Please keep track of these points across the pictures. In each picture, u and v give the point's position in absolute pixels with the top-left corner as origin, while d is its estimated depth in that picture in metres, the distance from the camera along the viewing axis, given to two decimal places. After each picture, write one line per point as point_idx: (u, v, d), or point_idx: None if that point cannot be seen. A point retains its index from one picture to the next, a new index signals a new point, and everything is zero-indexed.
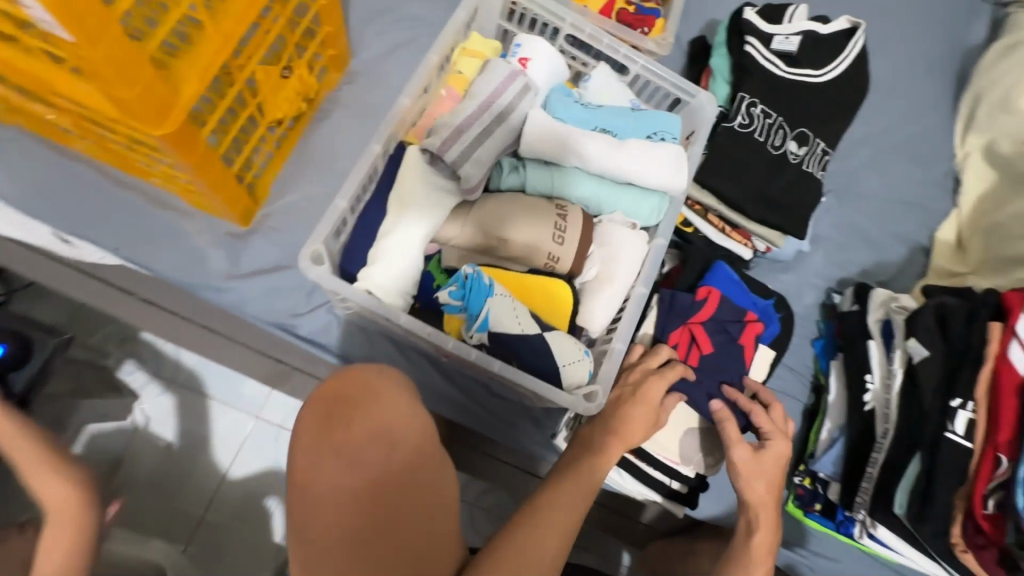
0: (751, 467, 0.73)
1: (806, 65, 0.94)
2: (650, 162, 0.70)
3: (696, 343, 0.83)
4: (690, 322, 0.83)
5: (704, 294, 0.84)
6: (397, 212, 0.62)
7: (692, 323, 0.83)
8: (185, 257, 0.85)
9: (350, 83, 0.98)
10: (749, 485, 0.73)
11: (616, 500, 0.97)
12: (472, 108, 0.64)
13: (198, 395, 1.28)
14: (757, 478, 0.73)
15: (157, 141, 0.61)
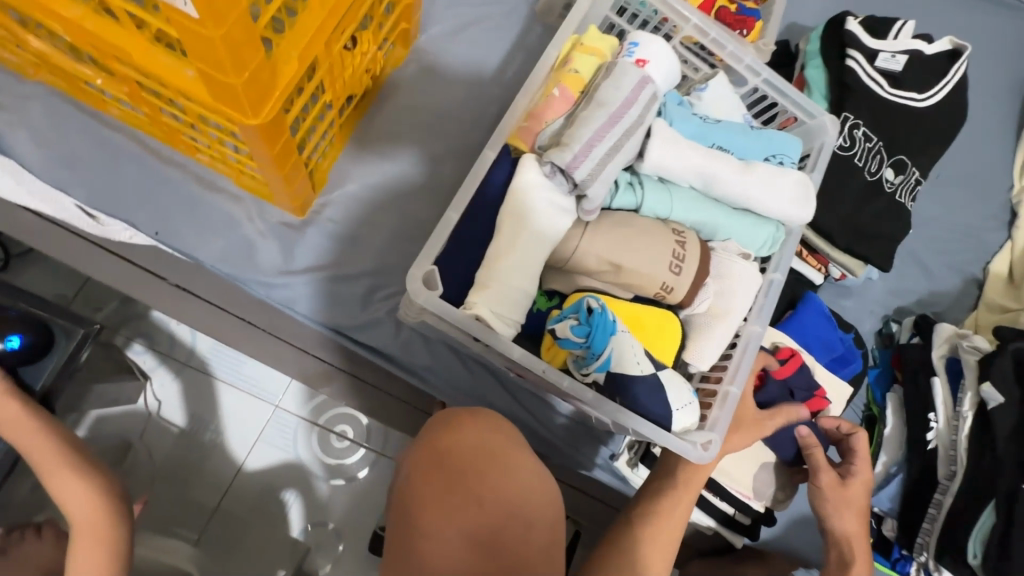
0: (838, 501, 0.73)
1: (909, 87, 0.88)
2: (775, 190, 0.64)
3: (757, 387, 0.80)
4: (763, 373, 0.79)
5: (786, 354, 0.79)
6: (514, 232, 0.55)
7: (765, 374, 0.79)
8: (235, 247, 0.77)
9: (416, 62, 0.89)
10: (839, 519, 0.73)
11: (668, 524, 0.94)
12: (603, 119, 0.56)
13: (214, 380, 1.20)
14: (848, 512, 0.73)
15: (244, 130, 0.53)
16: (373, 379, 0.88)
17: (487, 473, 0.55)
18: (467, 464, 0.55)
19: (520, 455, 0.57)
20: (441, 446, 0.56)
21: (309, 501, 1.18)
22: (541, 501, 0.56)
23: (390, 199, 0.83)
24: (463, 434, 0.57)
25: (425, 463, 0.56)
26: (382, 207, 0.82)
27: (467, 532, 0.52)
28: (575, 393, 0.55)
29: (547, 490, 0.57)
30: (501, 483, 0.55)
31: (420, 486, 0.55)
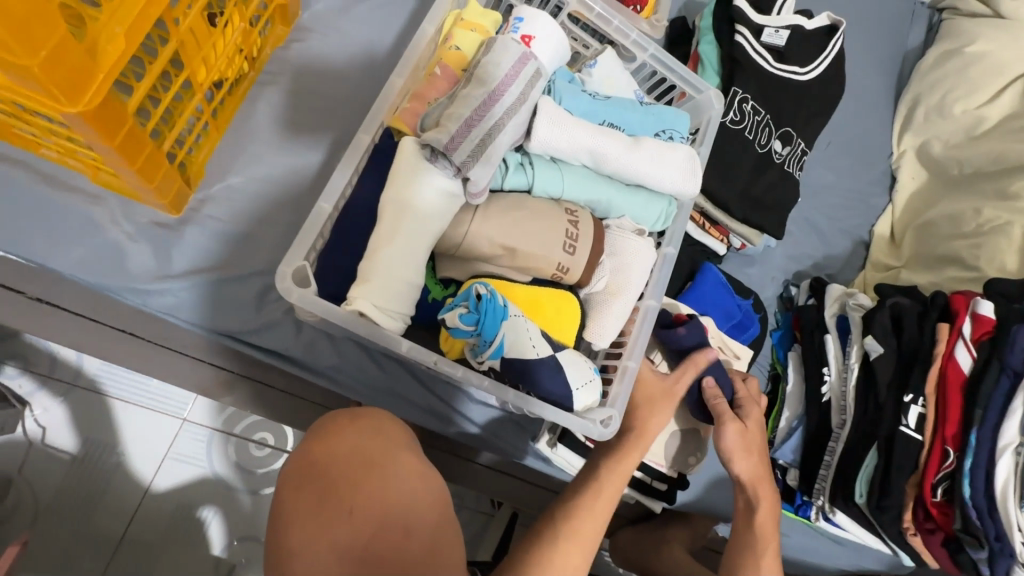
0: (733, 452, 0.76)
1: (793, 61, 0.92)
2: (664, 164, 0.65)
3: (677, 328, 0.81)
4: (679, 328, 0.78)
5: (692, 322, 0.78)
6: (396, 219, 0.52)
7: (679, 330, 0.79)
8: (97, 253, 0.69)
9: (300, 41, 0.82)
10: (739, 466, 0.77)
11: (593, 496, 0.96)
12: (481, 97, 0.54)
13: (108, 400, 1.09)
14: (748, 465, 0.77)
15: (68, 119, 0.47)
16: (282, 383, 0.84)
17: (361, 480, 0.51)
18: (341, 474, 0.52)
19: (402, 458, 0.54)
20: (314, 456, 0.53)
21: (231, 515, 1.12)
22: (421, 507, 0.52)
23: (279, 191, 0.77)
24: (340, 442, 0.54)
25: (297, 477, 0.53)
26: (272, 200, 0.77)
27: (336, 544, 0.49)
28: (470, 383, 0.54)
29: (426, 494, 0.53)
30: (376, 491, 0.51)
31: (292, 501, 0.52)
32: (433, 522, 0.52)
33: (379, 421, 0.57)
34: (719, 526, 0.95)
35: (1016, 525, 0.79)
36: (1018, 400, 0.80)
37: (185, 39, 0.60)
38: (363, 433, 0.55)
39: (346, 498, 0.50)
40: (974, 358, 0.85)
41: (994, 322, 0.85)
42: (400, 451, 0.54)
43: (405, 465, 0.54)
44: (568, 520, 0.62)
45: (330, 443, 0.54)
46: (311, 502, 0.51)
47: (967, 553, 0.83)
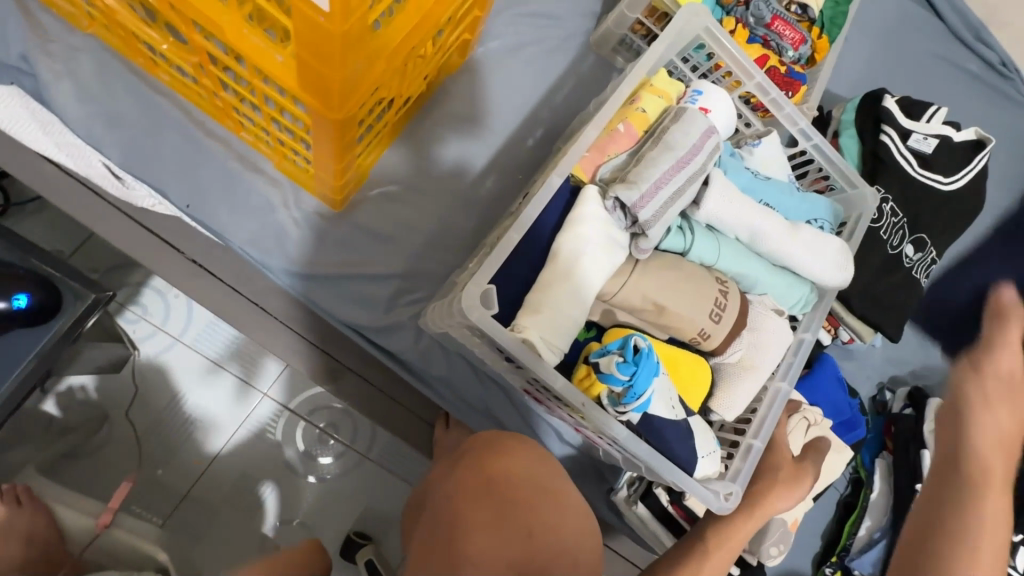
0: (975, 477, 0.71)
1: (938, 170, 0.92)
2: (816, 251, 0.66)
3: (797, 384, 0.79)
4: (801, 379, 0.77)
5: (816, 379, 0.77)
6: (572, 262, 0.55)
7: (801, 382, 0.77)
8: (266, 231, 0.75)
9: (470, 73, 0.89)
10: (990, 509, 0.68)
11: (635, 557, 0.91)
12: (670, 163, 0.57)
13: (202, 360, 1.15)
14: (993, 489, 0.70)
15: (318, 121, 0.52)
16: (382, 381, 0.87)
17: (536, 506, 0.58)
18: (518, 492, 0.59)
19: (564, 491, 0.62)
20: (490, 473, 0.59)
21: (286, 494, 1.15)
22: (579, 538, 0.59)
23: (427, 204, 0.82)
24: (514, 462, 0.61)
25: (473, 490, 0.59)
26: (419, 211, 0.82)
27: (513, 561, 0.54)
28: (607, 430, 0.54)
29: (583, 529, 0.60)
30: (549, 515, 0.58)
31: (469, 511, 0.57)
32: (586, 555, 0.59)
33: (542, 452, 0.64)
34: None
35: None
36: None
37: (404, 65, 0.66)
38: (532, 460, 0.62)
39: (523, 519, 0.57)
40: None
41: None
42: (561, 485, 0.62)
43: (565, 496, 0.61)
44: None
45: (503, 461, 0.61)
46: (488, 511, 0.57)
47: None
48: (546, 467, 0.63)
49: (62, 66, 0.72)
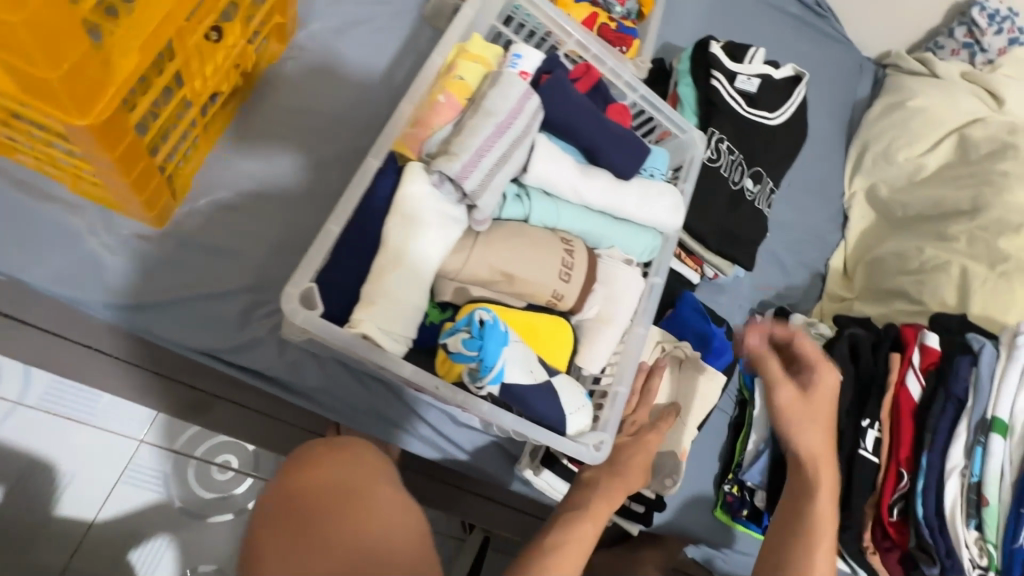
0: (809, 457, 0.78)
1: (763, 107, 1.00)
2: (649, 199, 0.69)
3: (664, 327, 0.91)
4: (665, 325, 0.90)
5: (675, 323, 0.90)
6: (401, 246, 0.53)
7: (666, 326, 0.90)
8: (72, 265, 0.66)
9: (295, 59, 0.82)
10: (809, 438, 0.78)
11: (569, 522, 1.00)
12: (489, 129, 0.56)
13: (55, 419, 1.01)
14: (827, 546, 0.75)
15: (72, 131, 0.46)
16: (259, 403, 0.81)
17: (345, 509, 0.50)
18: (325, 505, 0.51)
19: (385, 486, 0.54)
20: (292, 488, 0.52)
21: (186, 544, 1.05)
22: (406, 534, 0.51)
23: (267, 207, 0.76)
24: (325, 472, 0.54)
25: (274, 512, 0.51)
26: (259, 216, 0.75)
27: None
28: (467, 407, 0.54)
29: (413, 521, 0.52)
30: (362, 520, 0.50)
31: (266, 537, 0.50)
32: (416, 548, 0.50)
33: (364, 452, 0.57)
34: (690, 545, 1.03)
35: (963, 543, 0.82)
36: (964, 425, 0.85)
37: (188, 57, 0.59)
38: (351, 464, 0.55)
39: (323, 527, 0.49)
40: (924, 385, 0.90)
41: (939, 352, 0.90)
42: (384, 486, 0.54)
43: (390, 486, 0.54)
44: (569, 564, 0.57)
45: (316, 471, 0.54)
46: (291, 532, 0.49)
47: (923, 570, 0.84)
48: (372, 466, 0.56)
49: None
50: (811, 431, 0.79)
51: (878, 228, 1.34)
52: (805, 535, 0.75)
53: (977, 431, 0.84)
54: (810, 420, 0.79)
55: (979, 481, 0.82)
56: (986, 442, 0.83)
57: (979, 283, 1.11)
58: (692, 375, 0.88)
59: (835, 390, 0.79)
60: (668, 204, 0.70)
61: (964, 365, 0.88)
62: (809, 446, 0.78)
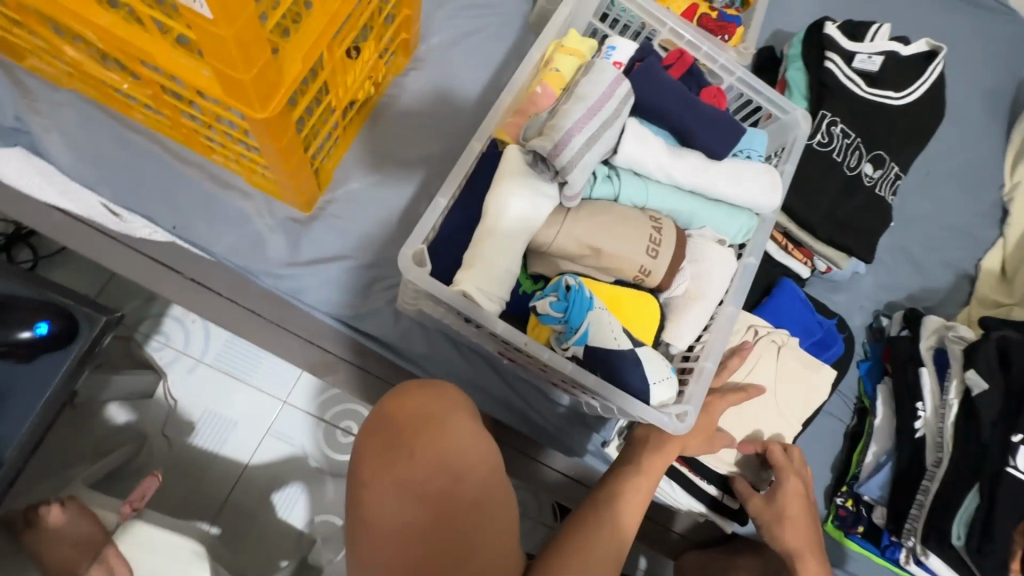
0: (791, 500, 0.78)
1: (886, 86, 0.92)
2: (741, 179, 0.69)
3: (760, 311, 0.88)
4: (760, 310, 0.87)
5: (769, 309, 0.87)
6: (496, 216, 0.60)
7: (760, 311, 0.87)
8: (245, 240, 0.83)
9: (416, 70, 0.95)
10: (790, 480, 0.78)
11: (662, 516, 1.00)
12: (580, 112, 0.61)
13: (224, 377, 1.24)
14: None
15: (254, 126, 0.60)
16: (377, 369, 0.92)
17: (429, 435, 0.64)
18: (411, 426, 0.64)
19: (459, 417, 0.65)
20: (387, 410, 0.66)
21: (316, 493, 1.22)
22: (476, 459, 0.64)
23: (389, 196, 0.88)
24: (411, 401, 0.66)
25: (373, 427, 0.66)
26: (383, 204, 0.88)
27: (403, 484, 0.63)
28: (554, 365, 0.59)
29: (483, 448, 0.65)
30: (438, 443, 0.63)
31: (366, 444, 0.66)
32: (486, 469, 0.64)
33: (440, 386, 0.68)
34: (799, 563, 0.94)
35: None
36: None
37: (333, 70, 0.72)
38: (432, 392, 0.66)
39: (414, 446, 0.64)
40: None
41: None
42: (457, 415, 0.65)
43: (460, 413, 0.65)
44: (614, 507, 0.65)
45: (403, 400, 0.66)
46: (383, 443, 0.65)
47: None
48: (453, 396, 0.67)
49: (53, 121, 0.82)
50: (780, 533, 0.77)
51: None
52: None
53: None
54: (773, 523, 0.77)
55: None
56: None
57: None
58: (791, 364, 0.84)
59: (797, 497, 0.76)
60: (762, 182, 0.70)
61: None
62: (779, 543, 0.76)
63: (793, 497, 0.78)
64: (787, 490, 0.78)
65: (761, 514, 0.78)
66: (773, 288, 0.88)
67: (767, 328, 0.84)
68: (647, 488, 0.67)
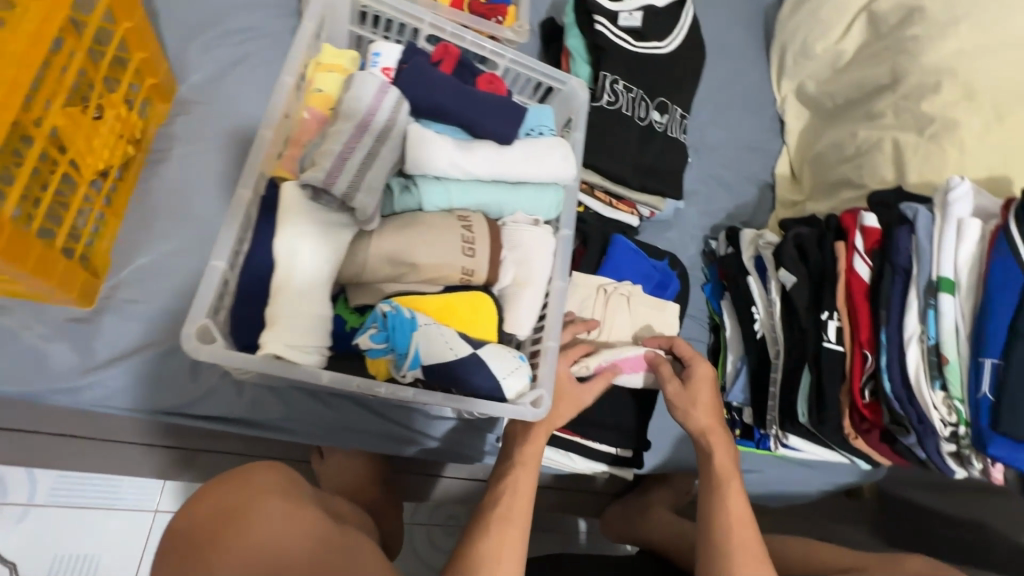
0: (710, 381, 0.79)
1: (651, 38, 1.00)
2: (536, 157, 0.70)
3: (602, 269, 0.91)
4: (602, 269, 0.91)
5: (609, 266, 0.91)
6: (286, 259, 0.55)
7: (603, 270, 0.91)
8: (15, 362, 0.69)
9: (182, 114, 0.84)
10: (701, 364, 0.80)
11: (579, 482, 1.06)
12: (348, 131, 0.58)
13: (71, 511, 1.05)
14: (750, 557, 0.68)
15: None
16: (240, 447, 0.86)
17: (234, 531, 0.49)
18: (207, 532, 0.50)
19: (267, 498, 0.53)
20: (175, 528, 0.52)
21: None
22: (298, 538, 0.49)
23: (188, 262, 0.78)
24: (210, 501, 0.53)
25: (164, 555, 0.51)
26: (183, 273, 0.77)
27: None
28: (394, 397, 0.57)
29: (305, 521, 0.51)
30: (240, 536, 0.49)
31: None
32: (313, 542, 0.50)
33: (244, 475, 0.57)
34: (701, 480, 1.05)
35: (933, 406, 0.79)
36: (913, 293, 0.84)
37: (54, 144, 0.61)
38: (233, 482, 0.55)
39: (216, 555, 0.48)
40: (872, 266, 0.90)
41: (880, 230, 0.91)
42: (263, 497, 0.53)
43: (276, 498, 0.53)
44: (503, 508, 0.66)
45: (197, 506, 0.53)
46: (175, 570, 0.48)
47: (903, 442, 0.86)
48: (263, 476, 0.56)
49: None
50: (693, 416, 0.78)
51: (814, 125, 1.33)
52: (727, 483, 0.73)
53: (927, 294, 0.83)
54: (688, 406, 0.78)
55: (936, 343, 0.80)
56: (936, 304, 0.81)
57: (911, 152, 1.07)
58: (643, 310, 0.89)
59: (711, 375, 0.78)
60: (557, 152, 0.71)
61: (903, 236, 0.88)
62: (695, 424, 0.78)
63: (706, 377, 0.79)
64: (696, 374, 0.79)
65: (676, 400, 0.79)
66: (607, 245, 0.92)
67: (612, 285, 0.89)
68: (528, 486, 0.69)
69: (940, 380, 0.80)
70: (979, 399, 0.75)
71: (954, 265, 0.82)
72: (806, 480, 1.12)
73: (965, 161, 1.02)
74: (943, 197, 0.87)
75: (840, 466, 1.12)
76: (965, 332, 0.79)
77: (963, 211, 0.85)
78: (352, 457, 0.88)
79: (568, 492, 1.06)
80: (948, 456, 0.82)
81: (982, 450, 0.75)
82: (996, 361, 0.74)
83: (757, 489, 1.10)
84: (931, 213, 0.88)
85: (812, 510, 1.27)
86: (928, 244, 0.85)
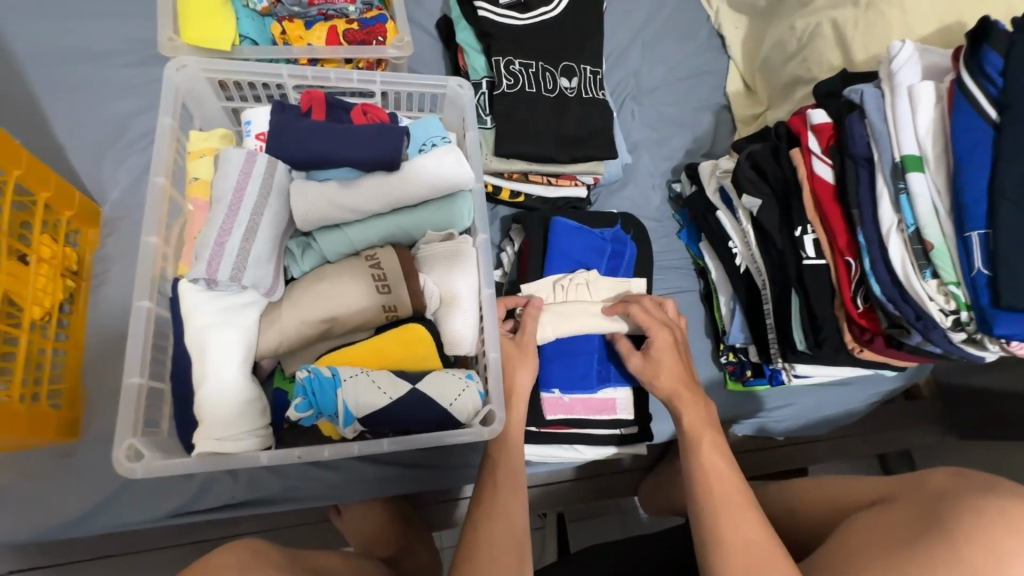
0: (668, 346, 0.78)
1: (537, 5, 0.95)
2: (427, 170, 0.67)
3: (555, 257, 0.89)
4: (554, 257, 0.89)
5: (560, 252, 0.89)
6: (199, 356, 0.57)
7: (555, 257, 0.89)
8: (24, 509, 0.73)
9: (112, 234, 0.86)
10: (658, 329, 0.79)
11: (606, 462, 1.05)
12: (222, 216, 0.59)
13: None
14: (729, 505, 0.65)
15: None
16: (262, 523, 0.87)
17: None
18: None
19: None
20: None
21: None
22: None
23: None
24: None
25: None
26: None
27: None
28: (341, 455, 0.57)
29: None
30: None
31: None
32: None
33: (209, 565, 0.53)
34: (735, 428, 1.02)
35: (928, 297, 0.72)
36: (880, 182, 0.76)
37: None
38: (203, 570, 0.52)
39: None
40: (833, 165, 0.81)
41: (832, 124, 0.83)
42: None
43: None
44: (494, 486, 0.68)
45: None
46: None
47: (908, 342, 0.79)
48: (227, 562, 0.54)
49: None
50: (658, 379, 0.78)
51: (752, 30, 1.23)
52: (713, 460, 0.70)
53: (895, 179, 0.75)
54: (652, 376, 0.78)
55: (917, 229, 0.73)
56: (907, 186, 0.74)
57: (852, 28, 0.97)
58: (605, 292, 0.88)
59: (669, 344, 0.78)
60: (450, 159, 0.67)
61: (856, 124, 0.80)
62: (660, 391, 0.77)
63: (666, 341, 0.78)
64: (658, 343, 0.79)
65: (643, 371, 0.79)
66: (552, 233, 0.90)
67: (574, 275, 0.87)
68: (514, 478, 0.68)
69: (930, 268, 0.72)
70: (974, 277, 0.67)
71: (916, 140, 0.74)
72: (844, 401, 1.05)
73: (913, 19, 0.92)
74: (888, 70, 0.79)
75: (876, 376, 1.04)
76: (944, 209, 0.71)
77: (911, 77, 0.77)
78: (366, 507, 0.86)
79: (597, 477, 1.05)
80: (960, 344, 0.74)
81: (989, 331, 0.67)
82: (984, 232, 0.66)
83: (792, 423, 1.04)
84: (879, 90, 0.80)
85: (864, 424, 1.20)
86: (883, 125, 0.77)
